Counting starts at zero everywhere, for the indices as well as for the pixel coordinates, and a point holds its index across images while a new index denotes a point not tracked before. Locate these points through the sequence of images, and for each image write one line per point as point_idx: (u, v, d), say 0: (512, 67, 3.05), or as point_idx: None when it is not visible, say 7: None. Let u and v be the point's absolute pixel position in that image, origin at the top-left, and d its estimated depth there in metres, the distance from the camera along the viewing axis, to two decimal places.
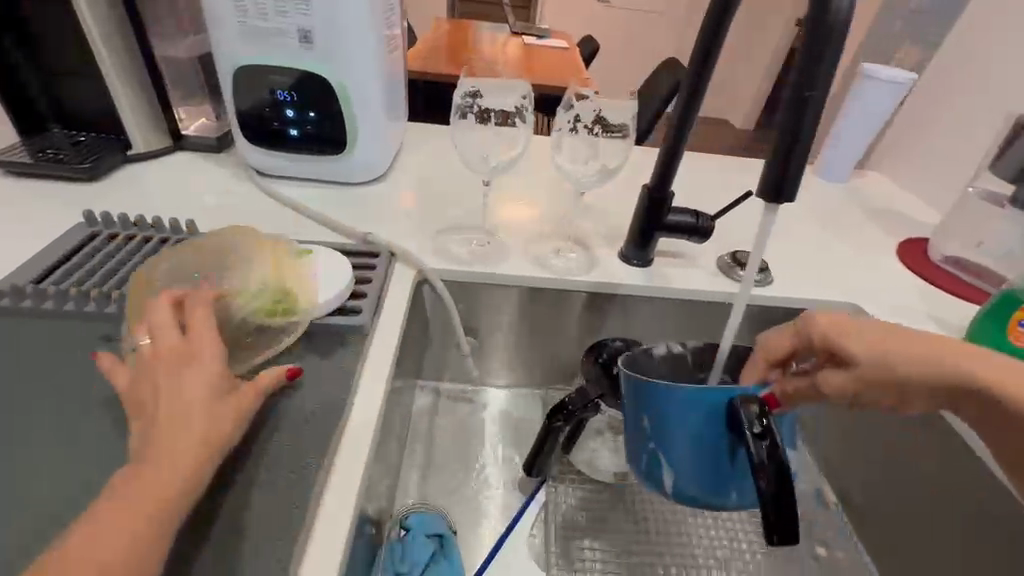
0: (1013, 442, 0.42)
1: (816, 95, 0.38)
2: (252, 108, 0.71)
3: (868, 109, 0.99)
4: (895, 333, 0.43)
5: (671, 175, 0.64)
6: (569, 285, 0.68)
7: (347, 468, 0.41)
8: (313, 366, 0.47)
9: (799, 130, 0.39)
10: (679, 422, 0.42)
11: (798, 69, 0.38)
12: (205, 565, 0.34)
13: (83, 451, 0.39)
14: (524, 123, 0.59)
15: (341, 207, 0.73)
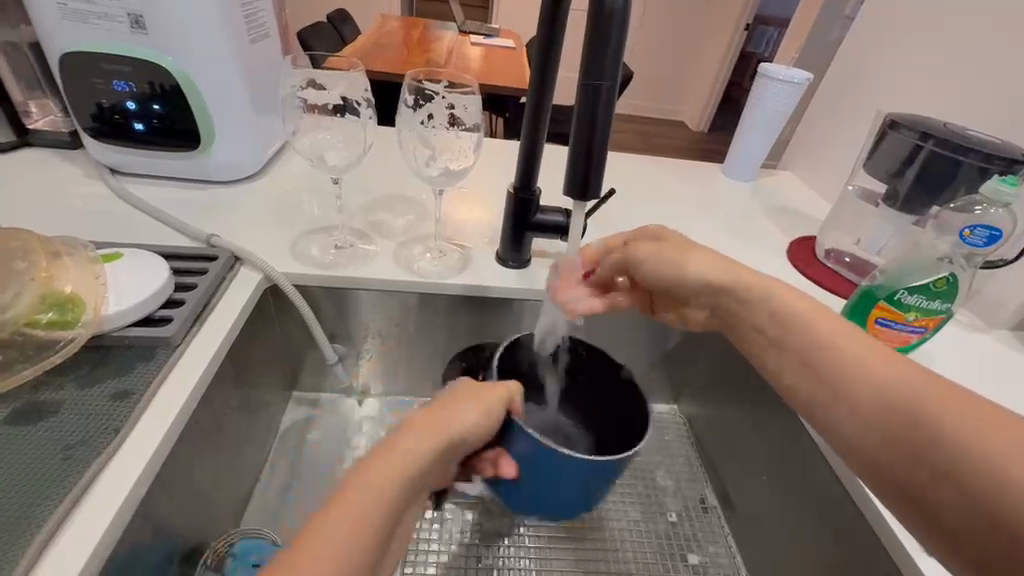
0: (861, 414, 0.35)
1: (606, 86, 0.37)
2: (88, 99, 0.65)
3: (770, 109, 0.98)
4: (717, 262, 0.47)
5: (536, 173, 0.61)
6: (437, 289, 0.64)
7: (102, 503, 0.36)
8: (94, 389, 0.42)
9: (594, 118, 0.38)
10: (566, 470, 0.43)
11: (585, 55, 0.36)
12: None
13: None
14: (361, 116, 0.58)
15: (197, 209, 0.68)
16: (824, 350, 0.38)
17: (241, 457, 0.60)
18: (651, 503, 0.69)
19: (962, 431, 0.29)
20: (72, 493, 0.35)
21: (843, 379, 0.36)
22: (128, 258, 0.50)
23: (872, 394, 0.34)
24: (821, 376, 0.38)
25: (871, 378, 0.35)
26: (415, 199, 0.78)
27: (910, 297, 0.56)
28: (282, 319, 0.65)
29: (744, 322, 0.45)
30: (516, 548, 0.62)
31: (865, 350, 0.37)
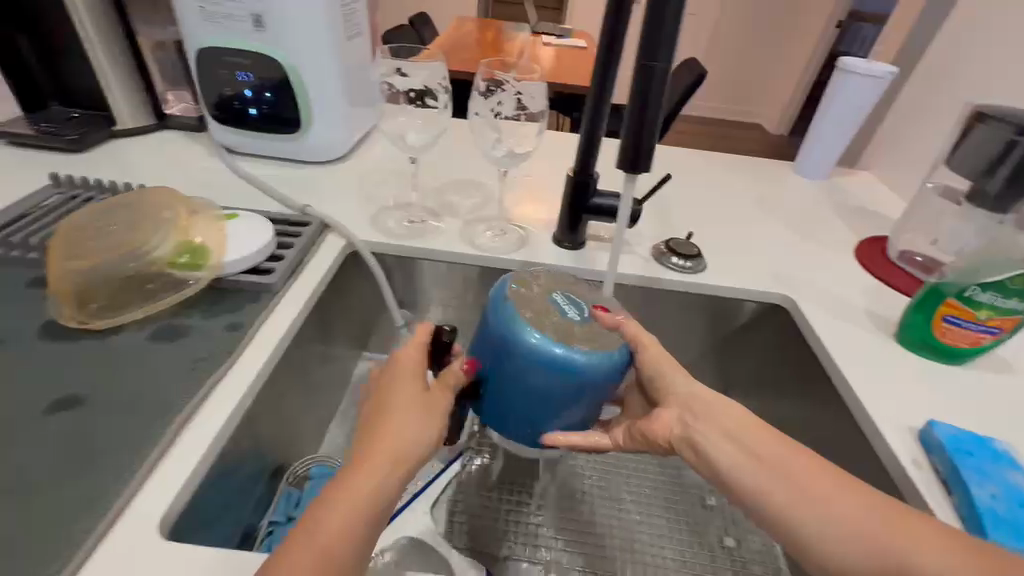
0: (835, 534, 0.36)
1: (659, 67, 0.40)
2: (214, 87, 0.76)
3: (848, 105, 0.95)
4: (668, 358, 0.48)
5: (595, 158, 0.65)
6: (497, 263, 0.69)
7: (218, 408, 0.44)
8: (213, 321, 0.51)
9: (647, 96, 0.41)
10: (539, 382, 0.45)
11: (641, 39, 0.40)
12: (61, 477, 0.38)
13: None
14: (438, 102, 0.64)
15: (294, 184, 0.78)
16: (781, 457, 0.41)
17: (318, 399, 0.68)
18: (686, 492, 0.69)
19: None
20: (196, 399, 0.44)
21: (811, 508, 0.38)
22: (242, 218, 0.59)
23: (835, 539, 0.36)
24: (784, 501, 0.39)
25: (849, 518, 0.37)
26: (481, 183, 0.83)
27: (983, 293, 0.53)
28: (358, 283, 0.73)
29: (698, 424, 0.45)
30: (545, 519, 0.65)
31: (825, 482, 0.38)
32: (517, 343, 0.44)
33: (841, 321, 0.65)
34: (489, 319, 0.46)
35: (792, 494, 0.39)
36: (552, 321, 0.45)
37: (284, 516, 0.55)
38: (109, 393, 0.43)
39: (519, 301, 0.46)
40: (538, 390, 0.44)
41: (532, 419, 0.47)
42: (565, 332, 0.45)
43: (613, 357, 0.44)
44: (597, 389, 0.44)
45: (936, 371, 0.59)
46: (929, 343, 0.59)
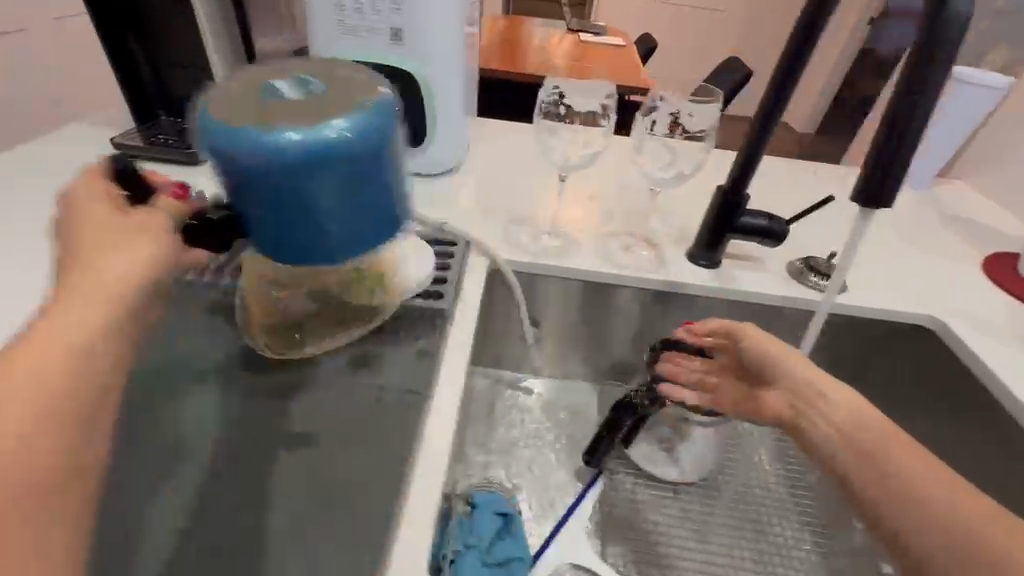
0: (928, 533, 0.35)
1: (923, 101, 0.39)
2: None
3: (960, 115, 0.93)
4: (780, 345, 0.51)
5: (749, 177, 0.64)
6: (640, 282, 0.69)
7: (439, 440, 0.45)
8: (403, 352, 0.50)
9: (904, 132, 0.40)
10: (310, 177, 0.36)
11: (906, 76, 0.39)
12: (321, 520, 0.39)
13: (211, 409, 0.46)
14: (607, 123, 0.59)
15: (418, 198, 0.77)
16: (859, 437, 0.41)
17: None
18: (826, 514, 0.69)
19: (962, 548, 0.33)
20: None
21: (914, 497, 0.36)
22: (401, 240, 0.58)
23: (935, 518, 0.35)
24: (881, 483, 0.38)
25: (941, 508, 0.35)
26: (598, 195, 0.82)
27: None
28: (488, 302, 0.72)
29: (816, 414, 0.45)
30: (695, 544, 0.65)
31: (930, 475, 0.37)
32: (244, 149, 0.35)
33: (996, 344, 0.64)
34: (201, 140, 0.37)
35: (896, 490, 0.37)
36: (279, 120, 0.36)
37: (462, 543, 0.53)
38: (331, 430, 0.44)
39: (233, 109, 0.36)
40: (317, 182, 0.37)
41: (362, 208, 0.40)
42: (311, 114, 0.36)
43: (391, 115, 0.39)
44: (381, 163, 0.39)
45: None
46: None
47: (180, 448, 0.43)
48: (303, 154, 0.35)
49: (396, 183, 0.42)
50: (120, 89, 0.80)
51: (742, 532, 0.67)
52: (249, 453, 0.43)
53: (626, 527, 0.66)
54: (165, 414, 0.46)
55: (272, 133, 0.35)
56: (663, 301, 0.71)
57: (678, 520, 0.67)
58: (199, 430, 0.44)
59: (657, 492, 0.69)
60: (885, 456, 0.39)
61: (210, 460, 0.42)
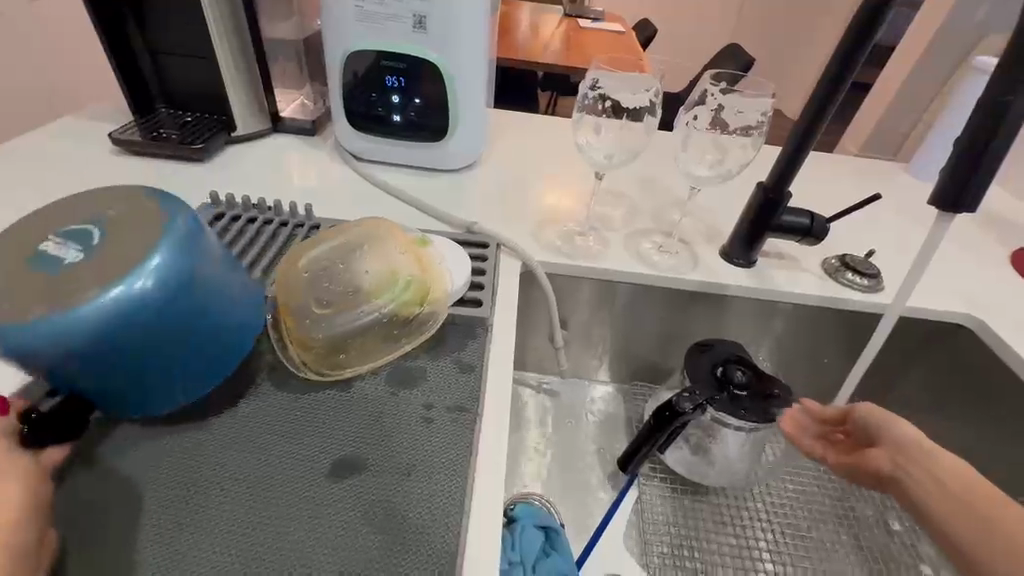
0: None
1: (1017, 103, 0.38)
2: (357, 92, 0.71)
3: None
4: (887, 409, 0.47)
5: (794, 174, 0.61)
6: (677, 283, 0.66)
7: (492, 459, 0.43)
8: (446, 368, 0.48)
9: (992, 135, 0.40)
10: (168, 321, 0.38)
11: (1000, 77, 0.39)
12: (378, 553, 0.37)
13: (246, 433, 0.43)
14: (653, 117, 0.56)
15: (440, 196, 0.73)
16: (936, 473, 0.40)
17: None
18: (860, 510, 0.69)
19: None
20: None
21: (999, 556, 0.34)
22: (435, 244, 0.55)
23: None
24: (986, 548, 0.35)
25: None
26: (625, 191, 0.80)
27: None
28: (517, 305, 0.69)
29: (912, 471, 0.42)
30: (734, 547, 0.63)
31: None
32: (38, 338, 0.34)
33: None
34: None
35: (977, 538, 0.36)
36: (56, 291, 0.35)
37: (506, 559, 0.52)
38: (378, 453, 0.42)
39: (11, 288, 0.36)
40: (150, 338, 0.37)
41: (196, 341, 0.41)
42: (121, 266, 0.36)
43: (198, 237, 0.40)
44: (203, 288, 0.40)
45: None
46: None
47: (218, 477, 0.40)
48: (127, 308, 0.36)
49: (206, 294, 0.41)
50: (117, 82, 0.75)
51: (779, 533, 0.65)
52: (293, 482, 0.41)
53: (663, 533, 0.63)
54: (200, 440, 0.43)
55: (90, 301, 0.35)
56: (699, 302, 0.68)
57: (715, 523, 0.65)
58: (238, 453, 0.42)
59: (692, 495, 0.67)
60: (971, 500, 0.38)
61: (252, 488, 0.40)
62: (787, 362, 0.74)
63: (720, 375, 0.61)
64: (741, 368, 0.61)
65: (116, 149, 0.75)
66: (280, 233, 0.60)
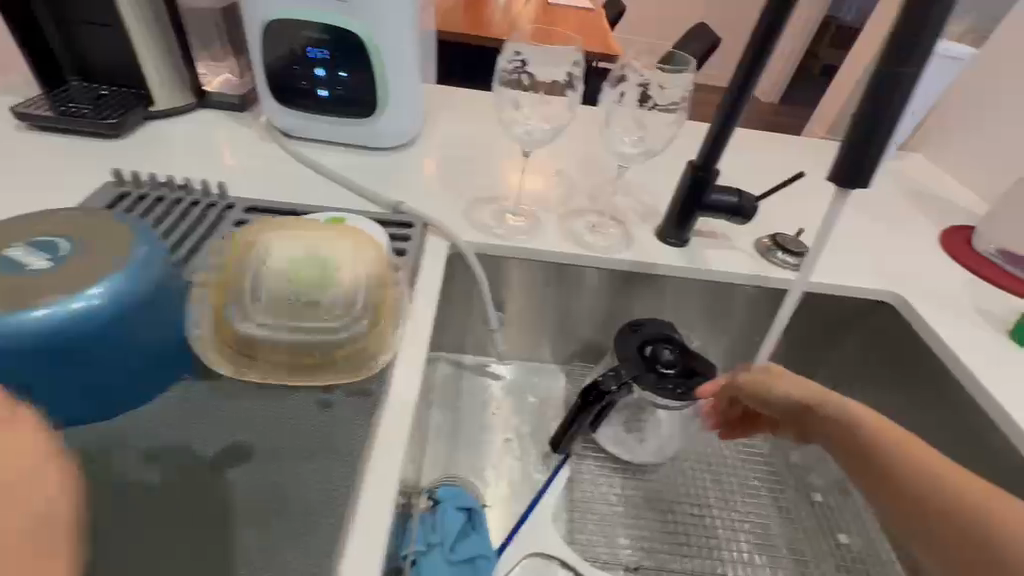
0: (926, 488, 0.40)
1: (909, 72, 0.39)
2: (281, 65, 0.68)
3: (924, 86, 0.92)
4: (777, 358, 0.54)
5: (719, 153, 0.61)
6: (608, 263, 0.66)
7: (392, 438, 0.43)
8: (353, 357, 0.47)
9: (886, 109, 0.40)
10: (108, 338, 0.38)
11: (890, 51, 0.39)
12: (263, 538, 0.37)
13: (135, 423, 0.42)
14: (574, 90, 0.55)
15: (371, 174, 0.71)
16: (882, 454, 0.43)
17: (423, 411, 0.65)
18: (787, 485, 0.70)
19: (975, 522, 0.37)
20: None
21: (903, 471, 0.41)
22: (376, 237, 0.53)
23: (919, 483, 0.40)
24: (893, 460, 0.42)
25: (920, 467, 0.41)
26: (564, 170, 0.78)
27: None
28: (450, 289, 0.68)
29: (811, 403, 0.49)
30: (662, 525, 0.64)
31: (920, 453, 0.42)
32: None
33: (951, 318, 0.65)
34: None
35: (879, 457, 0.43)
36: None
37: (422, 543, 0.51)
38: (271, 442, 0.42)
39: None
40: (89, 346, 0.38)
41: (135, 361, 0.41)
42: (71, 280, 0.38)
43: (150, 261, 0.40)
44: (148, 308, 0.40)
45: None
46: None
47: (101, 471, 0.39)
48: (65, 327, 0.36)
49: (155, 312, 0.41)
50: (19, 50, 0.70)
51: (706, 509, 0.66)
52: (181, 474, 0.40)
53: (592, 513, 0.64)
54: (87, 431, 0.41)
55: (24, 309, 0.36)
56: (630, 282, 0.68)
57: (642, 499, 0.66)
58: (130, 432, 0.41)
59: (623, 474, 0.68)
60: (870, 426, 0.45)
61: (153, 462, 0.40)
62: (721, 341, 0.75)
63: (648, 354, 0.61)
64: (669, 347, 0.62)
65: (21, 124, 0.70)
66: (189, 211, 0.57)
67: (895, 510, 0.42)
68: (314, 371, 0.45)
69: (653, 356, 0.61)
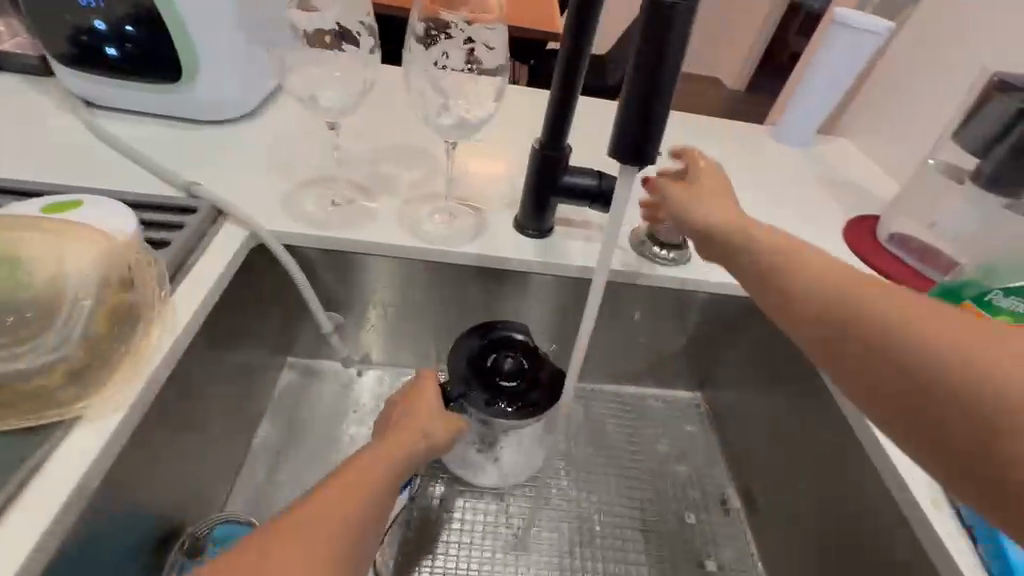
0: (827, 296, 0.34)
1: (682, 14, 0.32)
2: (57, 17, 0.57)
3: (839, 62, 0.84)
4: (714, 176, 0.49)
5: (566, 129, 0.52)
6: (448, 256, 0.57)
7: (53, 486, 0.32)
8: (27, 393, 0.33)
9: (658, 63, 0.34)
10: None
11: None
12: None
13: None
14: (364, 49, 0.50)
15: (180, 151, 0.60)
16: (799, 270, 0.36)
17: (228, 431, 0.55)
18: (665, 501, 0.64)
19: (884, 322, 0.31)
20: (23, 468, 0.32)
21: (828, 297, 0.34)
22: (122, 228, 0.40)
23: (821, 301, 0.34)
24: (811, 286, 0.35)
25: (838, 294, 0.34)
26: (424, 150, 0.68)
27: (1006, 298, 0.47)
28: (268, 288, 0.58)
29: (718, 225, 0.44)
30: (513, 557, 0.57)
31: (843, 282, 0.34)
32: None
33: None
34: None
35: (788, 270, 0.37)
36: None
37: None
38: None
39: None
40: None
41: None
42: None
43: None
44: None
45: None
46: None
47: None
48: None
49: None
50: None
51: (567, 531, 0.59)
52: None
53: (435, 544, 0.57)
54: None
55: None
56: (481, 279, 0.59)
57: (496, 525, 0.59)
58: None
59: (479, 496, 0.60)
60: (783, 253, 0.38)
61: None
62: (597, 343, 0.67)
63: (488, 366, 0.52)
64: (511, 354, 0.52)
65: None
66: None
67: (814, 316, 0.35)
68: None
69: (492, 370, 0.51)
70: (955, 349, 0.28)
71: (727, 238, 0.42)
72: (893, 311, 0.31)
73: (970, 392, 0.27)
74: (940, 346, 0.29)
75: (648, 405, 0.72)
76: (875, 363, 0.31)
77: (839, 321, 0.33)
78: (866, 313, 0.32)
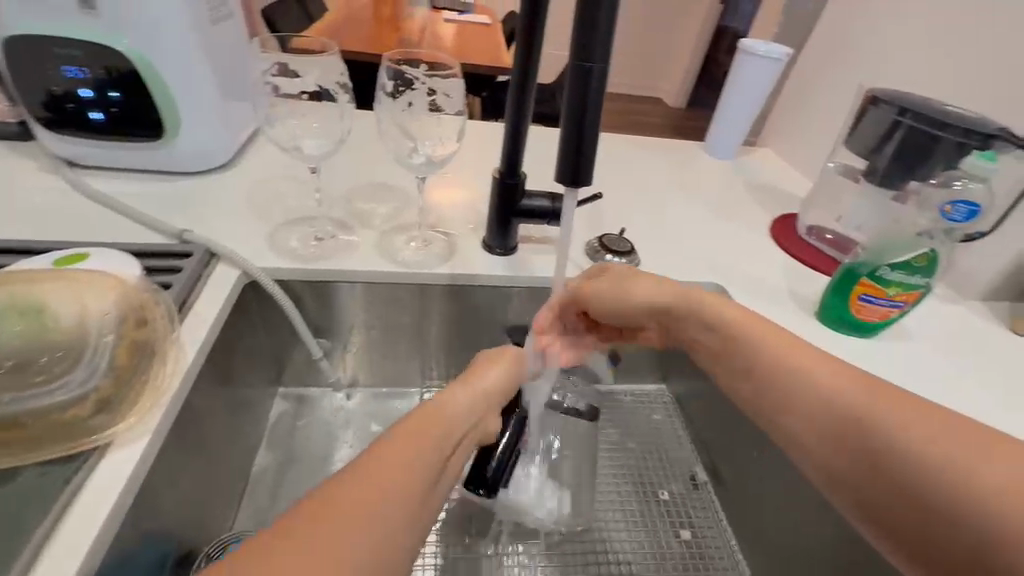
0: (848, 416, 0.40)
1: (596, 67, 0.38)
2: (38, 88, 0.61)
3: (751, 85, 0.96)
4: (648, 284, 0.54)
5: (520, 159, 0.60)
6: (427, 277, 0.63)
7: (93, 502, 0.35)
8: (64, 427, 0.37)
9: (585, 100, 0.39)
10: None
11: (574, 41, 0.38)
12: None
13: None
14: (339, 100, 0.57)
15: (166, 202, 0.64)
16: (797, 381, 0.44)
17: (230, 459, 0.58)
18: (642, 482, 0.70)
19: (931, 466, 0.36)
20: (66, 484, 0.35)
21: (840, 421, 0.41)
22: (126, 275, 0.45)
23: (874, 434, 0.39)
24: (834, 402, 0.41)
25: (861, 411, 0.40)
26: (395, 186, 0.75)
27: (891, 272, 0.58)
28: (260, 323, 0.63)
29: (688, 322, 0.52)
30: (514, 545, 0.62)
31: (857, 395, 0.41)
32: None
33: (767, 304, 0.67)
34: None
35: (822, 403, 0.42)
36: None
37: None
38: None
39: None
40: None
41: None
42: None
43: None
44: None
45: (853, 345, 0.63)
46: (846, 320, 0.63)
47: None
48: None
49: None
50: None
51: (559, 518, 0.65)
52: None
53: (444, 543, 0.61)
54: None
55: None
56: (457, 296, 0.66)
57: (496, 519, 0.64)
58: None
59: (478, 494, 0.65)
60: (777, 352, 0.46)
61: None
62: None
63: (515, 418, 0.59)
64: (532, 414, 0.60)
65: None
66: None
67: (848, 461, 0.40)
68: (28, 447, 0.35)
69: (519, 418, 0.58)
70: (963, 473, 0.34)
71: (749, 344, 0.47)
72: (912, 431, 0.37)
73: (960, 501, 0.34)
74: (973, 478, 0.34)
75: (619, 400, 0.79)
76: (910, 497, 0.36)
77: (898, 462, 0.37)
78: (882, 437, 0.38)
